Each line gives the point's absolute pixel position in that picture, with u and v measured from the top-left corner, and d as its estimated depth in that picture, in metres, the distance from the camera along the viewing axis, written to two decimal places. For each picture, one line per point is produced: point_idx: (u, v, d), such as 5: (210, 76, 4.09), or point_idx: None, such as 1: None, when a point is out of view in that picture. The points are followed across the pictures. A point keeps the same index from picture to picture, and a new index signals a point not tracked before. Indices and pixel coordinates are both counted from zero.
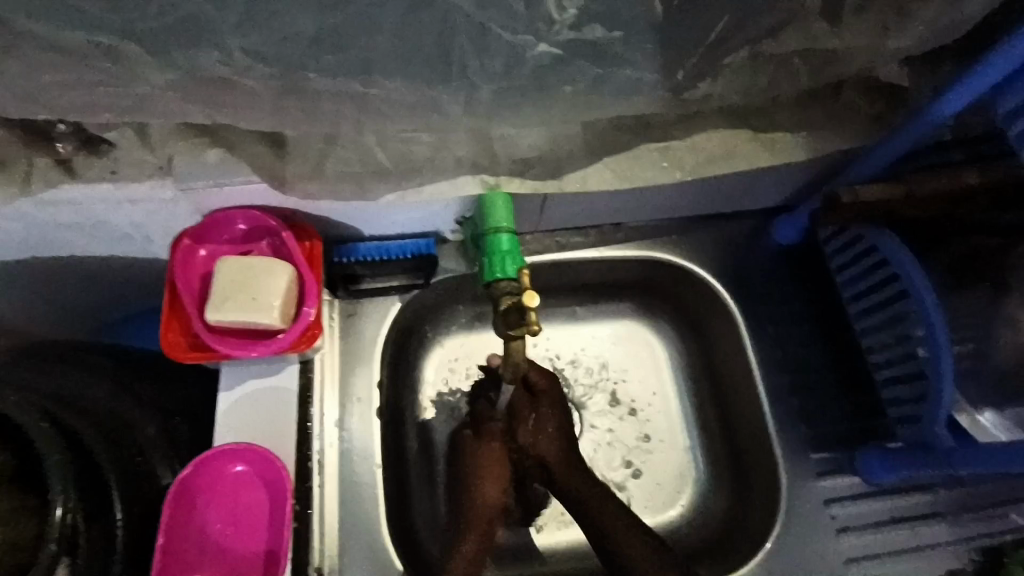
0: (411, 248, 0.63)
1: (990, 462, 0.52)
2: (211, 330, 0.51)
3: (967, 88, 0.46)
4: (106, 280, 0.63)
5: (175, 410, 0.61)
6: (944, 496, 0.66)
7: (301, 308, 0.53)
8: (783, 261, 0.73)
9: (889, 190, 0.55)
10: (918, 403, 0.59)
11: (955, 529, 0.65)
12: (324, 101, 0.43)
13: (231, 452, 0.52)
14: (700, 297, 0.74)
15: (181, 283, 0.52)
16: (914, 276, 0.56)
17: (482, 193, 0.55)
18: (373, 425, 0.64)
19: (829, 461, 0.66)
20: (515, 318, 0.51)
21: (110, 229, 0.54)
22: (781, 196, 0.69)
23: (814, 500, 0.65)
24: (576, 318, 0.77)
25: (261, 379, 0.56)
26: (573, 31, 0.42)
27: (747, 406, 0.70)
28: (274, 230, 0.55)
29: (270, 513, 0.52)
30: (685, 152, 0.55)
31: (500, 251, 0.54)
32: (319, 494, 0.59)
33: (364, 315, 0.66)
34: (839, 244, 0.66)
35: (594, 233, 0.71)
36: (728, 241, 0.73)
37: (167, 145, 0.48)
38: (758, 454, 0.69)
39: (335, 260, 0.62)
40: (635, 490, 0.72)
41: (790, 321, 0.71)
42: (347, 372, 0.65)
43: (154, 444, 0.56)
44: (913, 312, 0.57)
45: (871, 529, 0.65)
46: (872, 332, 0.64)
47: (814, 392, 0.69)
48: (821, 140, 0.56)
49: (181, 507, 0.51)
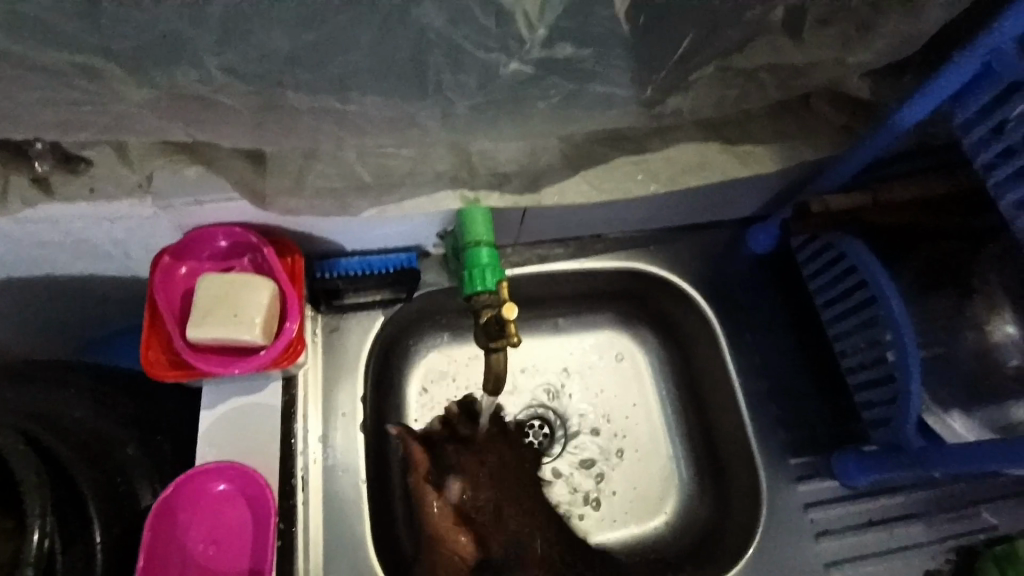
0: (393, 262, 0.63)
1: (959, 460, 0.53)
2: (191, 348, 0.50)
3: (927, 99, 0.49)
4: (85, 297, 0.63)
5: (154, 427, 0.61)
6: (919, 496, 0.66)
7: (284, 324, 0.52)
8: (762, 270, 0.74)
9: (855, 197, 0.59)
10: (891, 405, 0.59)
11: (932, 529, 0.65)
12: (302, 118, 0.43)
13: (213, 470, 0.51)
14: (680, 306, 0.74)
15: (162, 300, 0.52)
16: (881, 281, 0.57)
17: (460, 207, 0.55)
18: (356, 441, 0.63)
19: (809, 465, 0.67)
20: (495, 330, 0.53)
21: (89, 246, 0.54)
22: (755, 206, 0.71)
23: (794, 504, 0.65)
24: (558, 330, 0.77)
25: (244, 395, 0.56)
26: (544, 50, 0.41)
27: (729, 412, 0.71)
28: (256, 246, 0.55)
29: (252, 531, 0.51)
30: (660, 163, 0.56)
31: (480, 264, 0.54)
32: (302, 511, 0.59)
33: (347, 329, 0.66)
34: (811, 252, 0.67)
35: (574, 244, 0.72)
36: (706, 250, 0.74)
37: (147, 162, 0.47)
38: (740, 461, 0.69)
39: (317, 275, 0.62)
40: (619, 500, 0.72)
41: (769, 328, 0.72)
42: (331, 387, 0.64)
43: (132, 462, 0.55)
44: (881, 316, 0.58)
45: (849, 533, 0.65)
46: (844, 337, 0.65)
47: (794, 398, 0.69)
48: (792, 149, 0.57)
49: (161, 525, 0.50)
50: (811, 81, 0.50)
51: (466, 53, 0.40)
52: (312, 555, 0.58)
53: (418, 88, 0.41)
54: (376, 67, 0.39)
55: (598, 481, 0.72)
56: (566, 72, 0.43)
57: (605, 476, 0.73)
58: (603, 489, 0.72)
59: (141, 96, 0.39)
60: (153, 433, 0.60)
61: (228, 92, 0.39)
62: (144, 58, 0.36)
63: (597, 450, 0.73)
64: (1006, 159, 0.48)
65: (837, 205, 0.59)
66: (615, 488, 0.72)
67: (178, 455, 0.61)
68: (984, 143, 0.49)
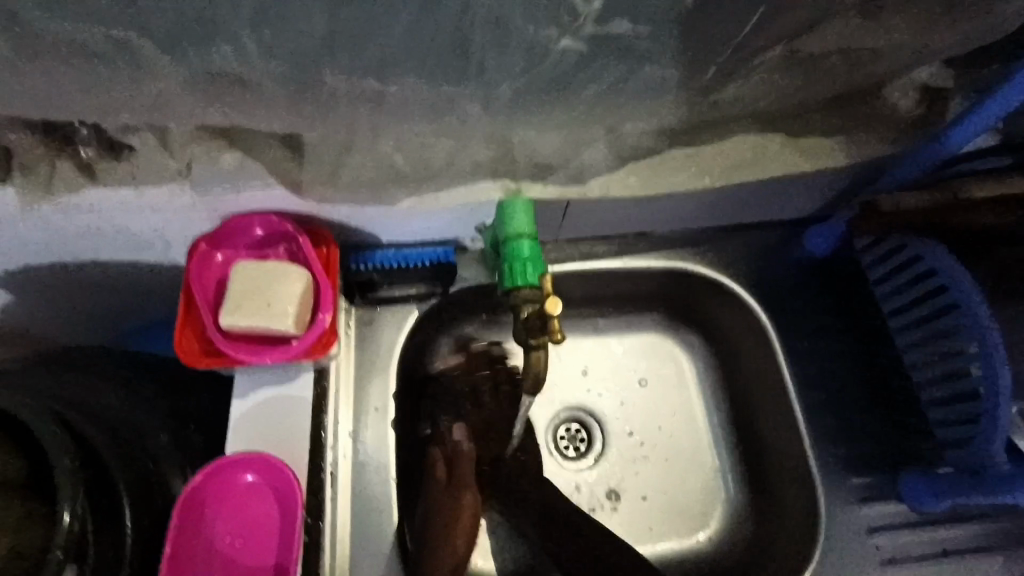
0: (429, 256, 0.62)
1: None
2: (224, 336, 0.49)
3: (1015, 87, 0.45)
4: (125, 288, 0.63)
5: (186, 418, 0.61)
6: (997, 526, 0.60)
7: (317, 314, 0.51)
8: (819, 275, 0.69)
9: (927, 197, 0.56)
10: (969, 425, 0.54)
11: (1010, 562, 0.59)
12: (339, 101, 0.41)
13: (241, 462, 0.51)
14: (729, 311, 0.70)
15: (197, 287, 0.51)
16: (965, 285, 0.53)
17: (501, 197, 0.52)
18: (387, 437, 0.62)
19: (871, 486, 0.62)
20: (537, 327, 0.51)
21: (129, 235, 0.54)
22: (813, 205, 0.65)
23: (854, 528, 0.60)
24: (597, 331, 0.74)
25: (275, 388, 0.54)
26: (596, 27, 0.38)
27: (779, 425, 0.66)
28: (291, 235, 0.54)
29: (279, 526, 0.50)
30: (715, 156, 0.52)
31: (521, 257, 0.52)
32: (331, 508, 0.56)
33: (381, 323, 0.65)
34: (877, 255, 0.62)
35: (616, 242, 0.68)
36: (758, 252, 0.69)
37: (186, 149, 0.47)
38: (793, 479, 0.64)
39: (352, 266, 0.60)
40: (656, 512, 0.68)
41: (828, 338, 0.67)
42: (362, 381, 0.63)
43: (165, 451, 0.55)
44: (963, 328, 0.53)
45: (918, 563, 0.59)
46: (915, 349, 0.59)
47: (853, 413, 0.64)
48: (861, 145, 0.52)
49: (191, 516, 0.50)
50: (887, 65, 0.45)
51: (513, 31, 0.37)
52: (341, 553, 0.57)
53: (459, 69, 0.39)
54: (418, 46, 0.38)
55: (633, 492, 0.69)
56: (620, 53, 0.40)
57: (639, 487, 0.69)
58: (640, 501, 0.68)
59: (178, 78, 0.38)
60: (185, 423, 0.60)
61: (265, 73, 0.38)
62: (179, 38, 0.35)
63: (635, 458, 0.70)
64: None
65: (906, 205, 0.57)
66: (653, 500, 0.68)
67: (210, 447, 0.61)
68: None
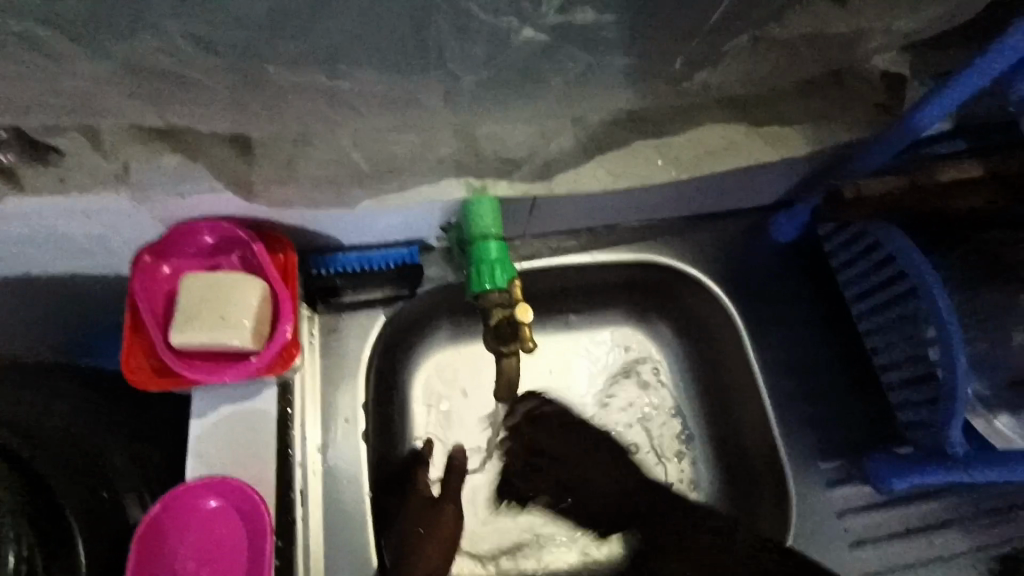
0: (394, 257, 0.60)
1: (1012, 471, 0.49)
2: (176, 354, 0.46)
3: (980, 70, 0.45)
4: (66, 300, 0.59)
5: (143, 435, 0.57)
6: (954, 501, 0.62)
7: (278, 326, 0.48)
8: (787, 262, 0.70)
9: (892, 182, 0.55)
10: (930, 406, 0.55)
11: (970, 535, 0.61)
12: (289, 97, 0.39)
13: (203, 486, 0.48)
14: (698, 300, 0.70)
15: (143, 303, 0.47)
16: (925, 272, 0.53)
17: (466, 197, 0.50)
18: (359, 447, 0.60)
19: (840, 469, 0.63)
20: (509, 332, 0.50)
21: (66, 244, 0.50)
22: (780, 192, 0.66)
23: (825, 512, 0.62)
24: (569, 327, 0.73)
25: (232, 403, 0.51)
26: (559, 15, 0.39)
27: (752, 413, 0.66)
28: (245, 243, 0.50)
29: (247, 547, 0.47)
30: (683, 146, 0.51)
31: (489, 259, 0.50)
32: (303, 527, 0.54)
33: (346, 330, 0.62)
34: (844, 240, 0.63)
35: (587, 236, 0.67)
36: (726, 240, 0.70)
37: (123, 150, 0.43)
38: (765, 464, 0.65)
39: (314, 272, 0.58)
40: (631, 490, 0.70)
41: (797, 324, 0.68)
42: (329, 390, 0.61)
43: (120, 473, 0.52)
44: (922, 312, 0.54)
45: (887, 541, 0.61)
46: (878, 334, 0.61)
47: (822, 397, 0.65)
48: (826, 131, 0.52)
49: (151, 546, 0.47)
50: (850, 50, 0.45)
51: None
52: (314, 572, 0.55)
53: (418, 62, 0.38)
54: None
55: (607, 474, 0.70)
56: None
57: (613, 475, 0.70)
58: (613, 485, 0.70)
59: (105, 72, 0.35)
60: (141, 441, 0.57)
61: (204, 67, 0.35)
62: None
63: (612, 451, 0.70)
64: None
65: (873, 190, 0.56)
66: (627, 481, 0.70)
67: (170, 466, 0.57)
68: None
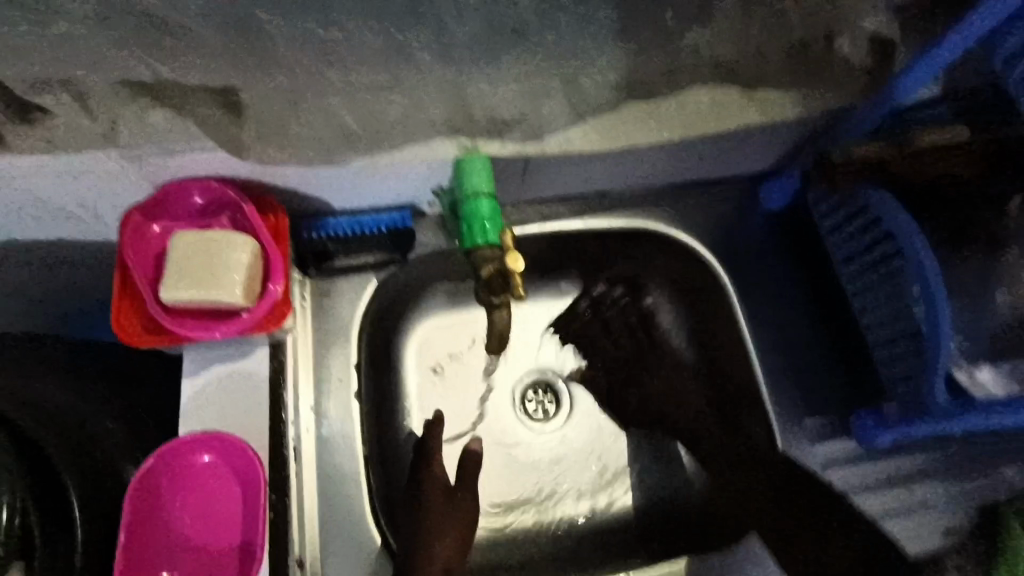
0: (386, 222, 0.59)
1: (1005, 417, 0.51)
2: (167, 312, 0.46)
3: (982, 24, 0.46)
4: (54, 269, 0.59)
5: (136, 401, 0.57)
6: (934, 456, 0.64)
7: (267, 285, 0.48)
8: (777, 229, 0.70)
9: (882, 147, 0.55)
10: (915, 364, 0.56)
11: (950, 488, 0.63)
12: None
13: (196, 442, 0.48)
14: (688, 268, 0.71)
15: (133, 262, 0.47)
16: (909, 232, 0.53)
17: (457, 156, 0.50)
18: (351, 408, 0.61)
19: (825, 427, 0.65)
20: (499, 284, 0.51)
21: (52, 207, 0.50)
22: (769, 159, 0.66)
23: (809, 466, 0.64)
24: (562, 295, 0.73)
25: (229, 362, 0.52)
26: None
27: (739, 375, 0.68)
28: (234, 202, 0.50)
29: (243, 504, 0.48)
30: (676, 108, 0.51)
31: (480, 217, 0.50)
32: (297, 484, 0.55)
33: (339, 294, 0.62)
34: (829, 207, 0.63)
35: (578, 202, 0.67)
36: (718, 207, 0.70)
37: (110, 107, 0.42)
38: (751, 423, 0.67)
39: (303, 236, 0.58)
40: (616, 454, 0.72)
41: (787, 291, 0.69)
42: (322, 352, 0.61)
43: (114, 436, 0.52)
44: (908, 272, 0.55)
45: (869, 493, 0.63)
46: (866, 296, 0.62)
47: (807, 359, 0.66)
48: (817, 94, 0.52)
49: (144, 502, 0.47)
50: None
51: None
52: (310, 528, 0.56)
53: None
54: None
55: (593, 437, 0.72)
56: None
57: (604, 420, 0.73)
58: (599, 447, 0.72)
59: None
60: (132, 408, 0.56)
61: None
62: None
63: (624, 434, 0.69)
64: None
65: (862, 154, 0.55)
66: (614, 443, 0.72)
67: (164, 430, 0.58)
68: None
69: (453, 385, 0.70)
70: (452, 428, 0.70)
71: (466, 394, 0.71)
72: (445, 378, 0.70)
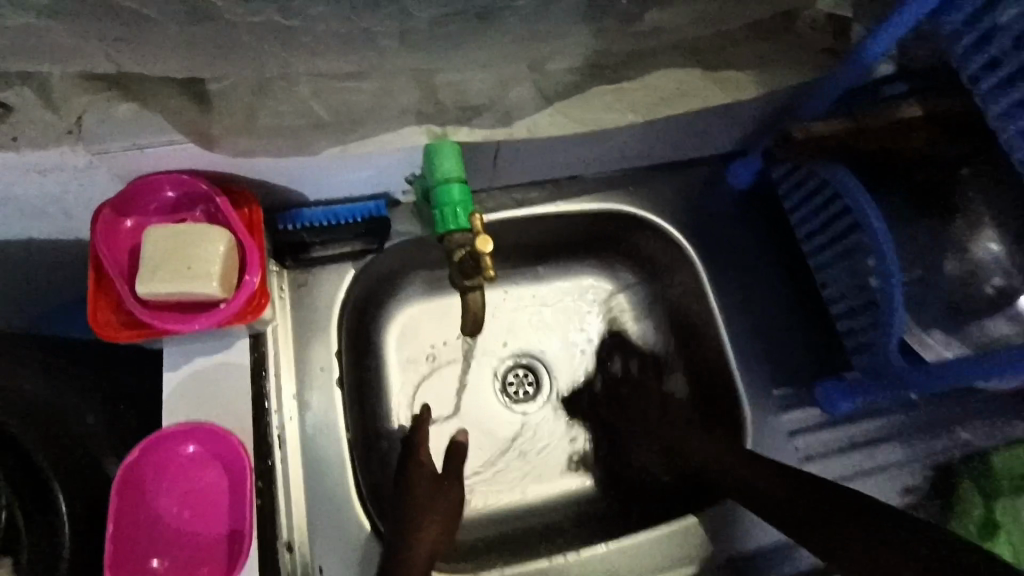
0: (361, 212, 0.60)
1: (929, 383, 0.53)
2: (144, 305, 0.47)
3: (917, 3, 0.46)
4: (28, 267, 0.59)
5: (116, 397, 0.57)
6: (895, 420, 0.67)
7: (244, 277, 0.49)
8: (745, 208, 0.73)
9: (837, 125, 0.57)
10: (872, 330, 0.59)
11: (909, 448, 0.66)
12: (241, 36, 0.39)
13: (179, 433, 0.49)
14: (660, 247, 0.73)
15: (106, 257, 0.47)
16: (865, 206, 0.56)
17: (427, 142, 0.51)
18: (334, 397, 0.61)
19: (792, 395, 0.67)
20: (471, 266, 0.51)
21: (21, 206, 0.49)
22: (735, 139, 0.68)
23: (778, 432, 0.66)
24: (538, 279, 0.76)
25: (210, 355, 0.52)
26: None
27: (711, 349, 0.70)
28: (207, 195, 0.51)
29: (229, 492, 0.49)
30: (641, 91, 0.53)
31: (451, 202, 0.51)
32: (283, 469, 0.56)
33: (318, 284, 0.63)
34: (792, 183, 0.65)
35: (551, 186, 0.69)
36: (687, 187, 0.72)
37: (71, 102, 0.43)
38: (724, 395, 0.69)
39: (279, 227, 0.59)
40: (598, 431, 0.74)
41: (755, 267, 0.71)
42: (304, 341, 0.61)
43: (95, 432, 0.52)
44: (866, 244, 0.57)
45: (833, 455, 0.66)
46: (826, 269, 0.64)
47: (777, 332, 0.69)
48: (775, 74, 0.54)
49: (130, 495, 0.47)
50: None
51: None
52: (296, 515, 0.56)
53: None
54: None
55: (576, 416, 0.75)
56: None
57: (584, 399, 0.75)
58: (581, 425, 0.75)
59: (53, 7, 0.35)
60: (112, 404, 0.57)
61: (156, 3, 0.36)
62: None
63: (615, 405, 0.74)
64: (991, 70, 0.45)
65: (818, 132, 0.57)
66: (596, 423, 0.75)
67: (145, 425, 0.58)
68: (971, 54, 0.47)
69: (438, 373, 0.73)
70: (434, 413, 0.72)
71: (449, 380, 0.73)
72: (429, 364, 0.72)
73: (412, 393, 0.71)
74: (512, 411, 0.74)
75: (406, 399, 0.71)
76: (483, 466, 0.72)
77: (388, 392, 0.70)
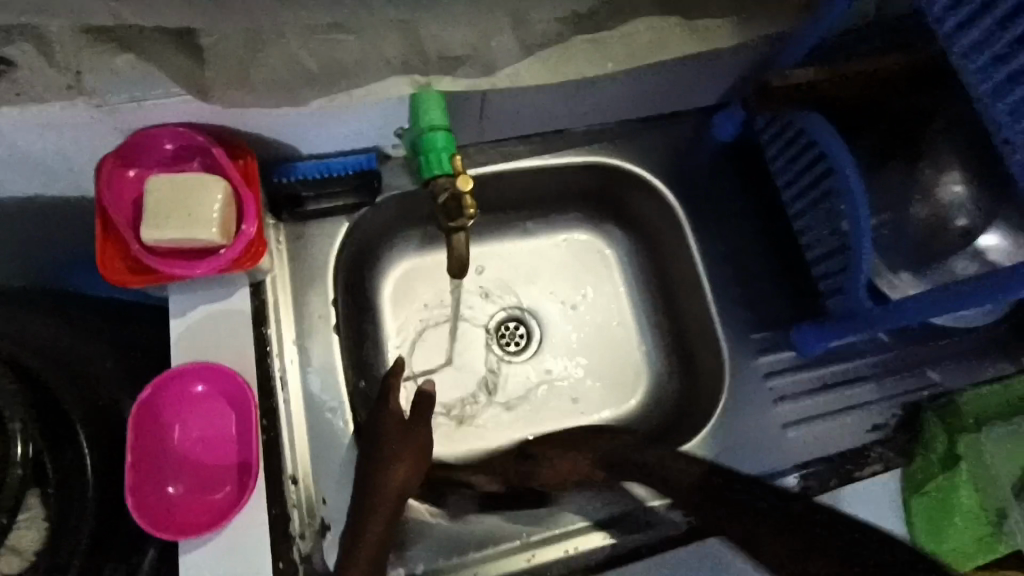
0: (353, 165, 0.63)
1: (891, 318, 0.55)
2: (148, 251, 0.49)
3: None
4: (37, 224, 0.61)
5: (127, 343, 0.61)
6: (867, 362, 0.71)
7: (241, 226, 0.51)
8: (727, 160, 0.75)
9: (814, 73, 0.58)
10: (842, 275, 0.62)
11: (880, 390, 0.70)
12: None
13: (190, 373, 0.52)
14: (644, 200, 0.75)
15: (111, 206, 0.50)
16: (836, 150, 0.57)
17: (413, 92, 0.53)
18: (332, 343, 0.64)
19: (769, 339, 0.70)
20: (454, 209, 0.54)
21: (27, 160, 0.52)
22: (717, 92, 0.70)
23: (756, 375, 0.69)
24: (528, 235, 0.79)
25: (213, 303, 0.56)
26: None
27: (693, 297, 0.73)
28: (204, 147, 0.53)
29: (238, 428, 0.53)
30: (620, 42, 0.54)
31: (436, 148, 0.54)
32: (286, 412, 0.60)
33: (313, 237, 0.65)
34: (773, 133, 0.67)
35: (538, 141, 0.70)
36: (672, 140, 0.74)
37: (73, 56, 0.44)
38: (705, 340, 0.72)
39: (274, 180, 0.61)
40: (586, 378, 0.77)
41: (736, 217, 0.73)
42: (302, 291, 0.64)
43: (108, 376, 0.56)
44: (838, 189, 0.59)
45: (806, 396, 0.69)
46: (805, 217, 0.66)
47: (756, 279, 0.72)
48: (750, 23, 0.55)
49: (147, 426, 0.51)
50: None
51: None
52: (300, 454, 0.60)
53: None
54: None
55: (565, 365, 0.77)
56: None
57: (572, 348, 0.78)
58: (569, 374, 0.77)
59: None
60: (121, 351, 0.60)
61: None
62: None
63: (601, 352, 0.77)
64: (954, 10, 0.47)
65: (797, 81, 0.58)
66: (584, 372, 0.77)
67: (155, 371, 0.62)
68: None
69: (430, 325, 0.76)
70: (428, 362, 0.75)
71: (441, 331, 0.76)
72: (423, 315, 0.75)
73: (406, 343, 0.74)
74: (503, 359, 0.77)
75: (400, 346, 0.74)
76: (471, 414, 0.75)
77: (383, 342, 0.73)
